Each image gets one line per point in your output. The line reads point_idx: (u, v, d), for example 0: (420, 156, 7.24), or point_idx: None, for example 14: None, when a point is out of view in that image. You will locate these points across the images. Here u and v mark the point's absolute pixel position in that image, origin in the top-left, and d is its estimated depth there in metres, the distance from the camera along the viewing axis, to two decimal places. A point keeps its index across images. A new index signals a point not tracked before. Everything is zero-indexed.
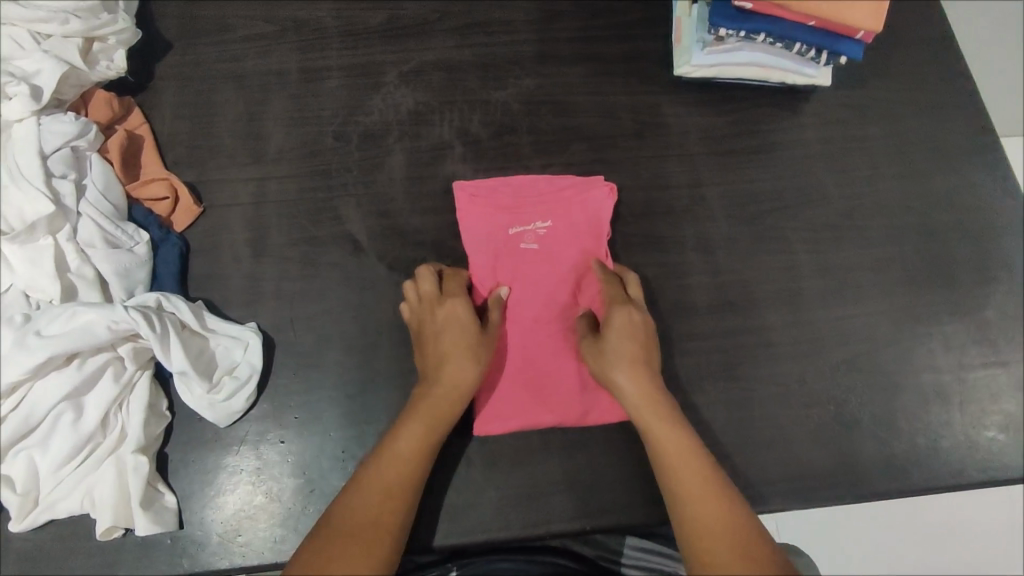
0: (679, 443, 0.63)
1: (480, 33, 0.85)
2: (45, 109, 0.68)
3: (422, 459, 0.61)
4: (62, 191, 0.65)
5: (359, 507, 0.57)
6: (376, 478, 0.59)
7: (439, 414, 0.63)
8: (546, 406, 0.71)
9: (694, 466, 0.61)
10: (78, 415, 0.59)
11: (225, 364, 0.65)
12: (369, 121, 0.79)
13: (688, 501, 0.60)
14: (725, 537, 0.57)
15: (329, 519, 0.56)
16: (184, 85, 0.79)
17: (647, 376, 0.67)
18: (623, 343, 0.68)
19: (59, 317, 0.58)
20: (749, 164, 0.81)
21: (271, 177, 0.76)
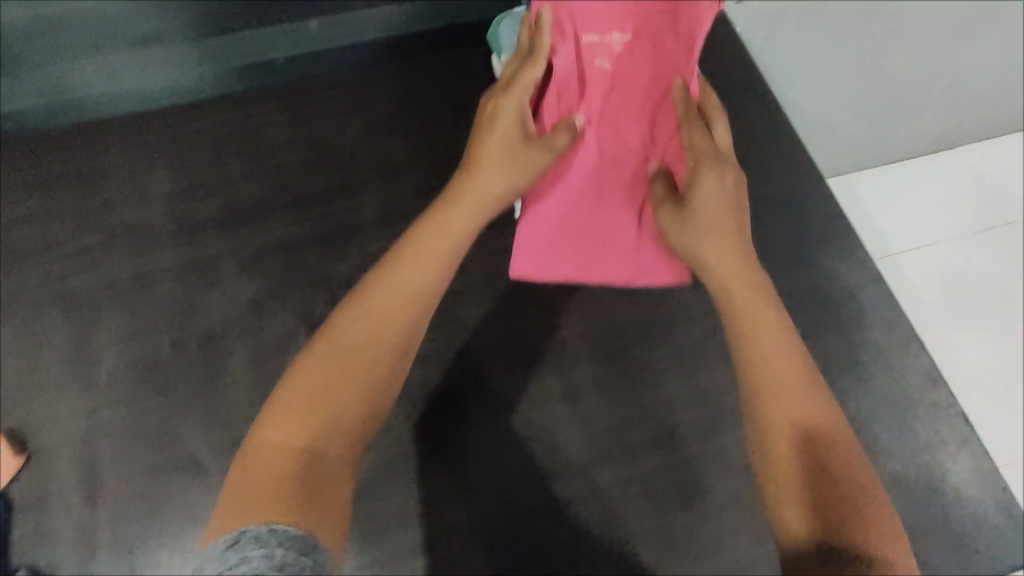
0: (763, 330, 0.56)
1: (319, 202, 0.83)
2: None
3: (441, 268, 0.58)
4: None
5: (372, 313, 0.54)
6: (388, 288, 0.55)
7: (426, 275, 0.57)
8: (600, 260, 0.74)
9: (801, 381, 0.54)
10: None
11: None
12: (207, 321, 0.76)
13: (783, 407, 0.53)
14: (813, 484, 0.49)
15: (337, 335, 0.53)
16: (7, 319, 0.76)
17: (743, 254, 0.60)
18: (718, 220, 0.60)
19: None
20: (607, 296, 0.79)
21: (103, 405, 0.71)
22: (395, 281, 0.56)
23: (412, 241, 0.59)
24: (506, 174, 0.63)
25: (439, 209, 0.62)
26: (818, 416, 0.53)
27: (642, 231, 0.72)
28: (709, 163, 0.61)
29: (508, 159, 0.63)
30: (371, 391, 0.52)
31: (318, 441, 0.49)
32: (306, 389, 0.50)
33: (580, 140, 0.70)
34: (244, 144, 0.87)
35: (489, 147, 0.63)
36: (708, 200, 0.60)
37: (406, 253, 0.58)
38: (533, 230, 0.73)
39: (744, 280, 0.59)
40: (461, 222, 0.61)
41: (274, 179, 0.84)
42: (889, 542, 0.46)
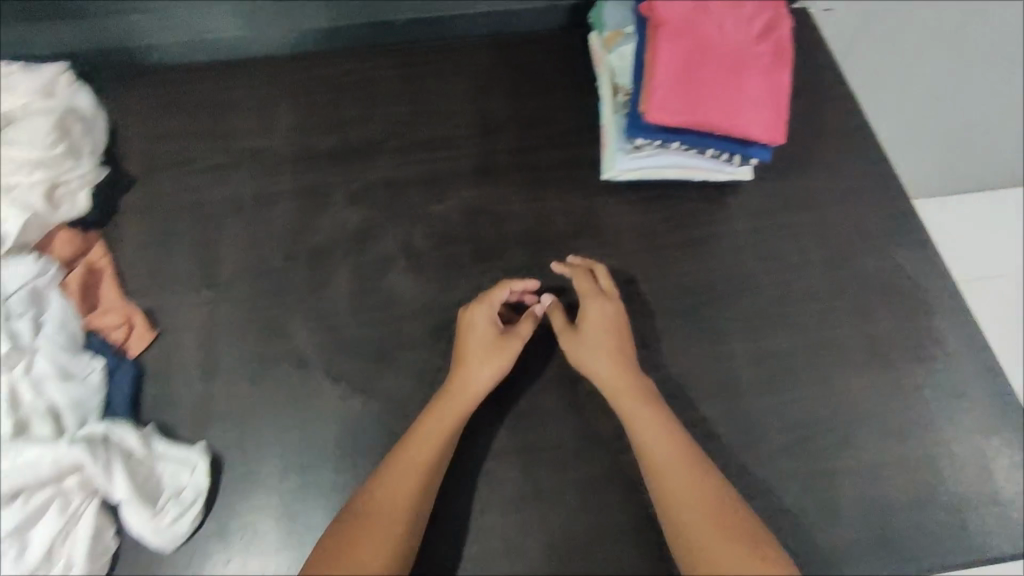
0: (660, 442, 0.68)
1: (423, 150, 0.91)
2: (12, 253, 0.74)
3: (441, 445, 0.68)
4: (20, 332, 0.70)
5: (378, 535, 0.61)
6: (396, 477, 0.65)
7: (415, 479, 0.65)
8: (709, 103, 0.74)
9: (695, 485, 0.65)
10: (21, 551, 0.62)
11: (170, 488, 0.68)
12: (318, 239, 0.84)
13: (693, 513, 0.63)
14: (721, 534, 0.61)
15: (360, 518, 0.62)
16: (144, 215, 0.85)
17: (642, 382, 0.73)
18: (602, 337, 0.74)
19: (9, 453, 0.63)
20: (680, 259, 0.84)
21: (222, 300, 0.80)
22: (387, 489, 0.64)
23: (409, 445, 0.67)
24: (483, 359, 0.72)
25: (419, 427, 0.69)
26: (710, 480, 0.66)
27: (747, 92, 0.74)
28: (593, 296, 0.77)
29: (495, 355, 0.72)
30: (394, 549, 0.61)
31: None
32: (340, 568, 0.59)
33: (685, 18, 0.75)
34: (358, 92, 0.95)
35: (464, 354, 0.73)
36: (625, 368, 0.72)
37: (410, 443, 0.67)
38: (665, 81, 0.74)
39: (652, 408, 0.70)
40: (445, 411, 0.69)
41: (382, 126, 0.93)
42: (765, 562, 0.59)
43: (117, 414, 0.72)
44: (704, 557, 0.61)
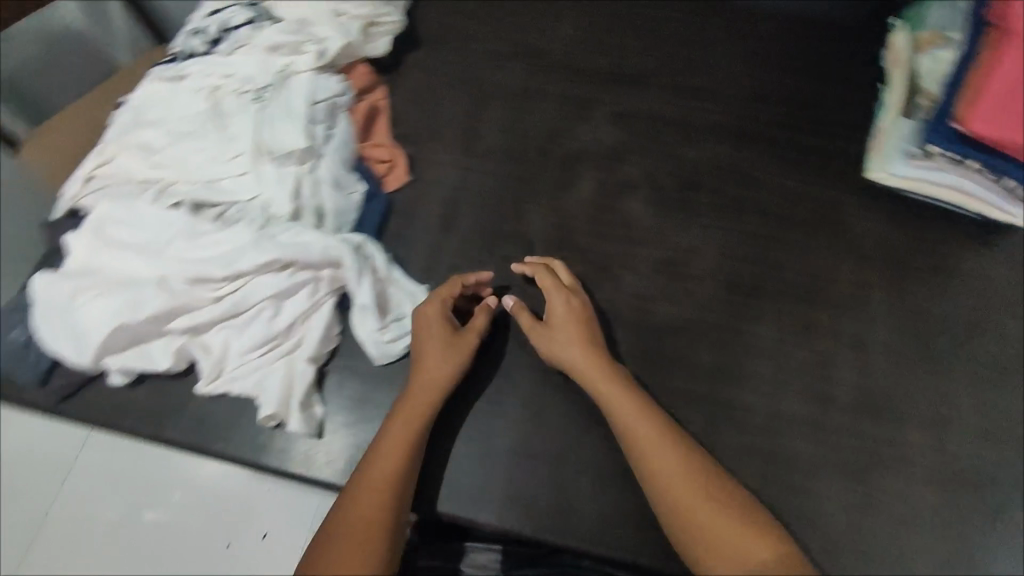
0: (638, 420, 0.64)
1: (687, 95, 0.92)
2: (324, 69, 0.83)
3: (418, 427, 0.65)
4: (315, 135, 0.78)
5: (360, 512, 0.58)
6: (377, 466, 0.62)
7: (400, 462, 0.62)
8: None
9: (684, 466, 0.61)
10: (274, 314, 0.71)
11: (395, 310, 0.74)
12: (570, 146, 0.88)
13: (675, 495, 0.59)
14: (703, 508, 0.58)
15: (346, 515, 0.58)
16: (424, 76, 0.92)
17: (621, 377, 0.68)
18: (569, 329, 0.71)
19: (289, 230, 0.72)
20: (925, 282, 0.80)
21: (472, 169, 0.86)
22: (378, 465, 0.62)
23: (385, 436, 0.64)
24: (439, 351, 0.69)
25: (394, 418, 0.65)
26: (703, 474, 0.60)
27: None
28: (559, 291, 0.73)
29: (451, 348, 0.69)
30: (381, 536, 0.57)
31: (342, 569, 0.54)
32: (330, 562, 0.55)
33: None
34: (640, 25, 0.96)
35: (419, 340, 0.70)
36: (606, 359, 0.69)
37: (385, 438, 0.64)
38: (993, 95, 0.72)
39: (638, 398, 0.66)
40: (416, 402, 0.66)
41: (654, 60, 0.94)
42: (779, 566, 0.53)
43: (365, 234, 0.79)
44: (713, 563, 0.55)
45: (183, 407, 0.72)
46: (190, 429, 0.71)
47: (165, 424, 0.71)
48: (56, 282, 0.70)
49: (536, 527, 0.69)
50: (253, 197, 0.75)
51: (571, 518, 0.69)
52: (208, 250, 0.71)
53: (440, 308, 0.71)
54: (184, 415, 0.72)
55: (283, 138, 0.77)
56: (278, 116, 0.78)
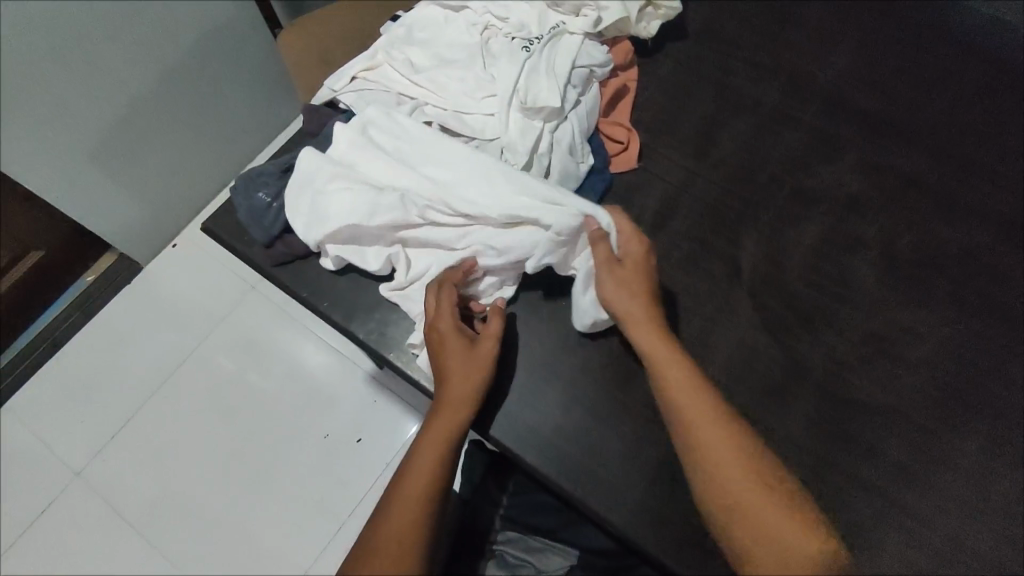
0: (704, 434, 0.58)
1: (959, 169, 0.81)
2: (591, 36, 0.83)
3: (450, 435, 0.63)
4: (567, 97, 0.79)
5: (408, 498, 0.60)
6: (409, 477, 0.61)
7: (443, 450, 0.62)
8: None
9: (764, 497, 0.56)
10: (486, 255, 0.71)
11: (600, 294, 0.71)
12: (809, 182, 0.82)
13: (753, 535, 0.55)
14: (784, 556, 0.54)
15: (382, 527, 0.59)
16: (678, 68, 0.89)
17: (681, 383, 0.61)
18: (637, 285, 0.65)
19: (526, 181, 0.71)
20: None
21: (701, 174, 0.82)
22: (423, 453, 0.62)
23: (415, 443, 0.63)
24: (457, 360, 0.66)
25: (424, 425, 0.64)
26: (775, 508, 0.56)
27: None
28: (637, 245, 0.67)
29: (474, 345, 0.67)
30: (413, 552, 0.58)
31: (398, 552, 0.57)
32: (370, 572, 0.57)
33: None
34: (927, 79, 0.87)
35: (443, 353, 0.66)
36: (666, 359, 0.61)
37: (417, 444, 0.63)
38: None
39: (693, 404, 0.59)
40: (445, 409, 0.64)
41: (931, 120, 0.84)
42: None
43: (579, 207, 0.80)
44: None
45: (371, 311, 0.77)
46: (373, 330, 0.76)
47: (354, 317, 0.77)
48: (313, 159, 0.77)
49: (663, 549, 0.65)
50: (493, 138, 0.78)
51: (701, 554, 0.65)
52: (441, 170, 0.74)
53: (444, 315, 0.67)
54: (370, 318, 0.77)
55: (537, 91, 0.77)
56: (539, 69, 0.78)
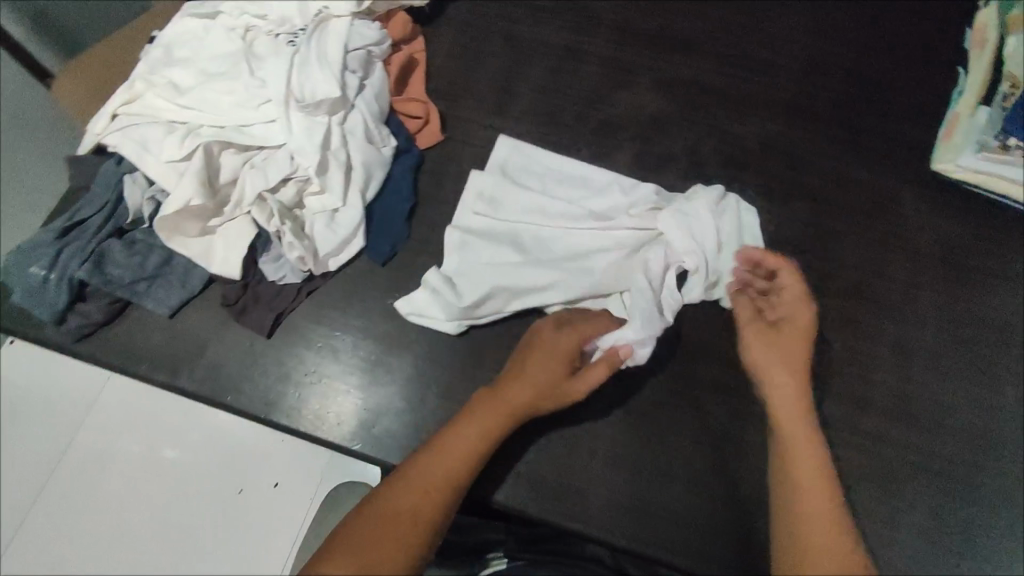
0: (789, 386, 0.63)
1: (742, 68, 0.85)
2: (360, 15, 0.78)
3: (489, 439, 0.60)
4: (348, 84, 0.75)
5: (420, 479, 0.57)
6: (427, 465, 0.58)
7: (473, 458, 0.59)
8: None
9: (836, 553, 0.54)
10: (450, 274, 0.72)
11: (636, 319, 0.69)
12: (611, 113, 0.83)
13: None
14: None
15: (382, 508, 0.56)
16: (464, 29, 0.87)
17: (773, 342, 0.65)
18: (783, 350, 0.64)
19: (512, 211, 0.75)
20: (986, 287, 0.75)
21: (508, 131, 0.82)
22: (455, 443, 0.59)
23: (450, 435, 0.60)
24: (542, 357, 0.63)
25: (467, 419, 0.61)
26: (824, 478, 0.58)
27: None
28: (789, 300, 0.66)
29: (554, 357, 0.63)
30: (407, 546, 0.54)
31: (385, 535, 0.54)
32: (349, 542, 0.54)
33: None
34: None
35: (536, 346, 0.64)
36: (778, 391, 0.62)
37: (450, 437, 0.60)
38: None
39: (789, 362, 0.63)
40: (498, 408, 0.61)
41: (712, 27, 0.87)
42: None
43: (394, 193, 0.77)
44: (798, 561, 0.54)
45: (198, 359, 0.71)
46: (204, 377, 0.71)
47: (181, 371, 0.71)
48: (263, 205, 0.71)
49: (545, 509, 0.68)
50: (279, 146, 0.73)
51: (579, 502, 0.68)
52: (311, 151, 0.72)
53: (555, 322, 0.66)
54: (197, 366, 0.71)
55: (314, 86, 0.73)
56: (310, 61, 0.74)
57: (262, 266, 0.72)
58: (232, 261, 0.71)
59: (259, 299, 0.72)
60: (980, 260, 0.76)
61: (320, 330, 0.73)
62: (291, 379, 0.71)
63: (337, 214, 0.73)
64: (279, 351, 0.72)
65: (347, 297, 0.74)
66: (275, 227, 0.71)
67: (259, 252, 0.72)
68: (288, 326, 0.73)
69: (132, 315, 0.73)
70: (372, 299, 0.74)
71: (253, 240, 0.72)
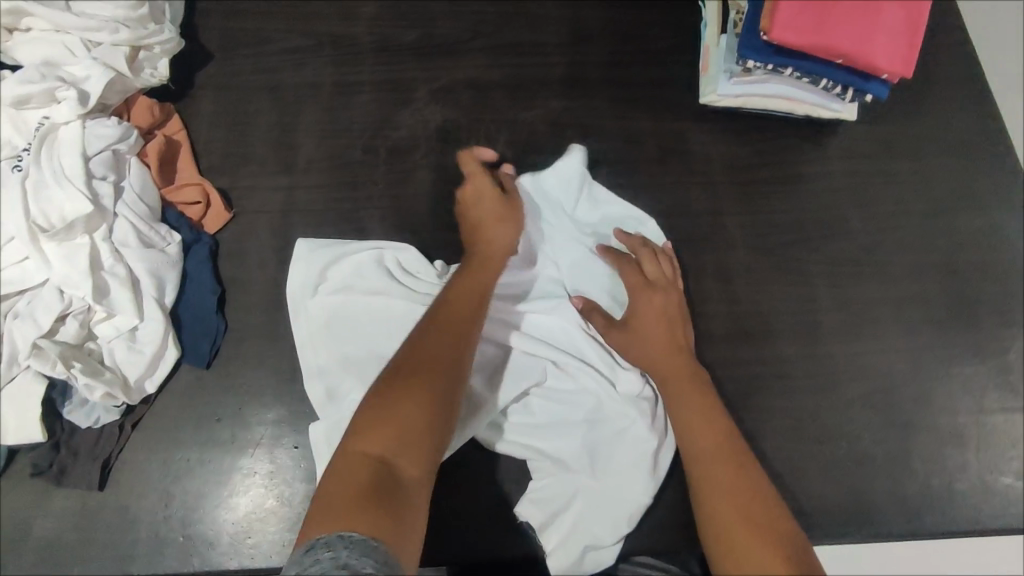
0: (680, 376, 0.64)
1: (511, 54, 0.85)
2: (91, 114, 0.71)
3: (484, 302, 0.63)
4: (101, 192, 0.68)
5: (426, 352, 0.55)
6: (432, 332, 0.57)
7: (472, 319, 0.60)
8: (835, 33, 0.68)
9: (747, 494, 0.55)
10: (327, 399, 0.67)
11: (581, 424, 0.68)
12: (398, 136, 0.81)
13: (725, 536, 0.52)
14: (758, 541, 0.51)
15: (397, 373, 0.53)
16: (221, 94, 0.82)
17: (648, 330, 0.67)
18: (649, 326, 0.67)
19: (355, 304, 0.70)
20: (774, 195, 0.81)
21: (299, 186, 0.78)
22: (450, 311, 0.60)
23: (447, 302, 0.61)
24: (498, 220, 0.70)
25: (456, 286, 0.63)
26: (733, 439, 0.59)
27: (878, 17, 0.67)
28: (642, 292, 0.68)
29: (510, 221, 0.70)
30: (436, 402, 0.52)
31: (405, 408, 0.51)
32: (373, 414, 0.50)
33: None
34: None
35: (491, 217, 0.70)
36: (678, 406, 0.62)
37: (445, 304, 0.61)
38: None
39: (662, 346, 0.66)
40: (476, 276, 0.65)
41: (473, 21, 0.86)
42: (764, 537, 0.51)
43: (195, 289, 0.71)
44: (722, 533, 0.53)
45: (27, 539, 0.63)
46: (41, 557, 0.63)
47: (8, 564, 0.63)
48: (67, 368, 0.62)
49: (451, 550, 0.66)
50: (43, 283, 0.65)
51: (481, 530, 0.67)
52: (82, 278, 0.64)
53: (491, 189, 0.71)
54: (28, 547, 0.63)
55: (60, 206, 0.65)
56: (46, 180, 0.66)
57: (70, 416, 0.64)
58: (27, 424, 0.62)
59: (78, 452, 0.65)
60: (763, 172, 0.82)
61: (159, 459, 0.66)
62: (141, 524, 0.64)
63: (137, 332, 0.67)
64: (118, 499, 0.65)
65: (177, 416, 0.68)
66: (64, 372, 0.63)
67: (60, 399, 0.64)
68: (123, 469, 0.66)
69: None
70: (206, 407, 0.68)
71: (46, 391, 0.64)
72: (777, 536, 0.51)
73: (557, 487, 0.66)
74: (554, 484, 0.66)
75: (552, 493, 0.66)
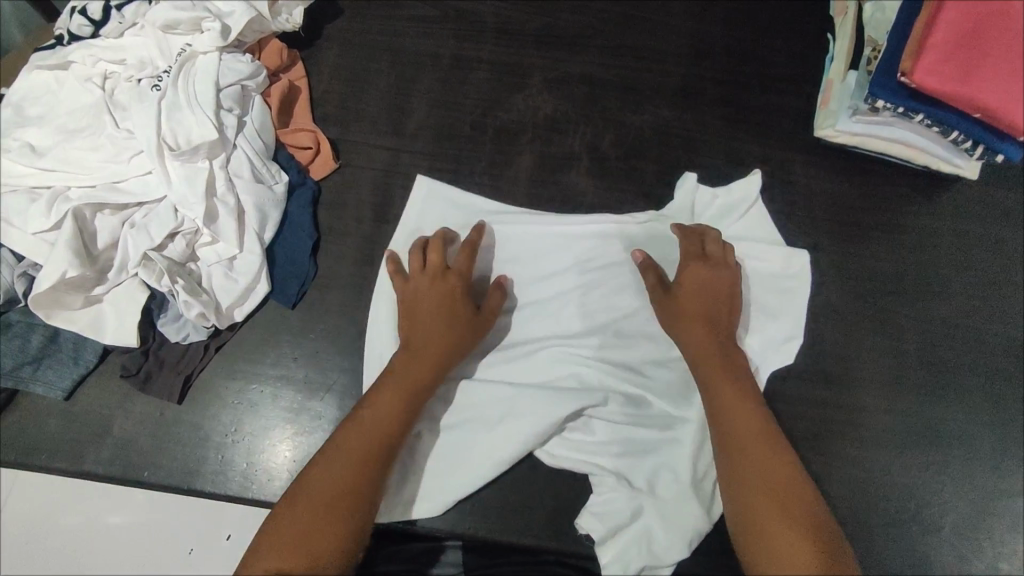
0: (716, 360, 0.65)
1: (630, 57, 0.85)
2: (229, 48, 0.74)
3: (408, 406, 0.62)
4: (226, 123, 0.71)
5: (348, 441, 0.59)
6: (353, 436, 0.59)
7: (398, 406, 0.61)
8: (973, 86, 0.65)
9: (783, 486, 0.57)
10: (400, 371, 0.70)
11: (642, 439, 0.68)
12: (506, 118, 0.82)
13: (757, 522, 0.56)
14: (792, 531, 0.54)
15: (309, 494, 0.56)
16: (345, 50, 0.84)
17: (696, 305, 0.67)
18: (693, 304, 0.68)
19: None
20: (876, 240, 0.79)
21: (404, 150, 0.80)
22: (375, 410, 0.61)
23: (374, 406, 0.61)
24: (446, 303, 0.66)
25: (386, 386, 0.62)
26: (758, 409, 0.62)
27: None
28: (695, 264, 0.69)
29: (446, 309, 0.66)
30: (341, 521, 0.55)
31: (304, 521, 0.55)
32: (284, 534, 0.54)
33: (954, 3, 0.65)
34: None
35: (426, 298, 0.66)
36: (730, 397, 0.63)
37: (373, 405, 0.61)
38: (938, 43, 0.65)
39: (703, 313, 0.67)
40: (412, 374, 0.63)
41: (596, 18, 0.86)
42: (795, 530, 0.54)
43: (293, 230, 0.74)
44: (753, 524, 0.56)
45: (105, 437, 0.67)
46: (113, 457, 0.66)
47: (87, 456, 0.66)
48: (168, 283, 0.65)
49: (497, 528, 0.68)
50: (161, 199, 0.68)
51: (531, 516, 0.68)
52: (195, 202, 0.67)
53: (431, 270, 0.68)
54: (106, 444, 0.67)
55: (188, 129, 0.68)
56: (180, 103, 0.69)
57: (162, 329, 0.67)
58: (125, 329, 0.66)
59: (164, 363, 0.68)
60: (867, 216, 0.80)
61: (235, 386, 0.69)
62: (210, 443, 0.67)
63: (235, 262, 0.69)
64: (193, 416, 0.68)
65: (258, 348, 0.70)
66: (166, 286, 0.66)
67: (156, 311, 0.67)
68: (200, 388, 0.69)
69: (24, 402, 0.68)
70: (286, 346, 0.71)
71: (146, 301, 0.67)
72: (807, 533, 0.54)
73: (618, 501, 0.66)
74: (617, 497, 0.66)
75: (610, 506, 0.66)
